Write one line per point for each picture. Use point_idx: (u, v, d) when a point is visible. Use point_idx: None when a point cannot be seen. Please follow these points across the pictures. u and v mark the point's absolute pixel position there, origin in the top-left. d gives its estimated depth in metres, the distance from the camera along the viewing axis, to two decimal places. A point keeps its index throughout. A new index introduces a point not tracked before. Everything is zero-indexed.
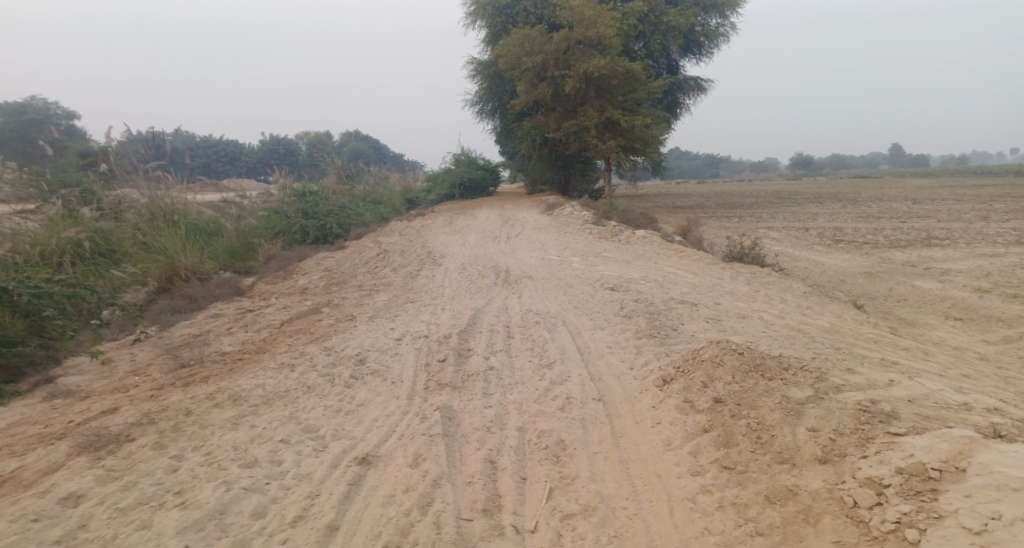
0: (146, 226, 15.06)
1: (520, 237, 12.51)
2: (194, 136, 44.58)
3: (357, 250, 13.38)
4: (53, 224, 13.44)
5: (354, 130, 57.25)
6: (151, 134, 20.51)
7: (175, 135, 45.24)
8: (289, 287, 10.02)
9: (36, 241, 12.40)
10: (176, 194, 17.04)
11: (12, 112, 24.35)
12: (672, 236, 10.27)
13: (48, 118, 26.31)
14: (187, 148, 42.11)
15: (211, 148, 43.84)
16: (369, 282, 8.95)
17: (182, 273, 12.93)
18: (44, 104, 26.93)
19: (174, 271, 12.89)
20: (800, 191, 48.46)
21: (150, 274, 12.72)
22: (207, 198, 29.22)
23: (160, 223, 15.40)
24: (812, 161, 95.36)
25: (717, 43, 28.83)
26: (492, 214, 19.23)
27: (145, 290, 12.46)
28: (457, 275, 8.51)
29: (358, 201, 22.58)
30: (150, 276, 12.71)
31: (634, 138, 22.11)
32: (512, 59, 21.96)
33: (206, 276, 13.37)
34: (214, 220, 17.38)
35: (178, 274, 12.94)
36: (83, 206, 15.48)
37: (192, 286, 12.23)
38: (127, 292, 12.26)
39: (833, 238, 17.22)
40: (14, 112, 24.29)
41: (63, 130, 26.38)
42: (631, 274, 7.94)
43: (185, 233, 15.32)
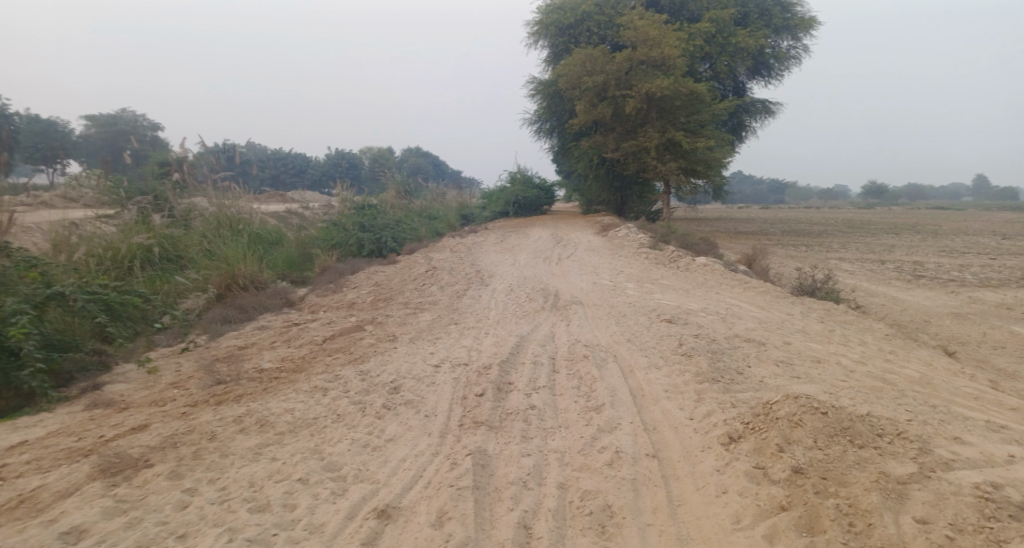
0: (212, 234, 15.80)
1: (572, 259, 12.14)
2: (268, 149, 47.21)
3: (408, 265, 13.42)
4: (129, 230, 14.32)
5: (415, 147, 58.89)
6: (226, 147, 21.78)
7: (251, 149, 48.11)
8: (338, 301, 10.08)
9: (112, 246, 13.22)
10: (242, 204, 17.88)
11: (106, 124, 27.01)
12: (736, 264, 9.61)
13: (138, 129, 28.48)
14: (260, 161, 44.56)
15: (281, 161, 46.20)
16: (415, 301, 8.83)
17: (240, 281, 13.36)
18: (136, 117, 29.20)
19: (234, 279, 13.29)
20: (875, 219, 45.55)
21: (210, 281, 13.25)
22: (274, 208, 30.70)
23: (226, 231, 16.12)
24: (888, 189, 89.82)
25: (789, 64, 27.64)
26: (545, 233, 18.97)
27: (205, 296, 12.98)
28: (505, 296, 8.23)
29: (413, 216, 22.93)
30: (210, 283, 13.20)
31: (696, 161, 21.35)
32: (573, 78, 21.83)
33: (262, 285, 13.68)
34: (275, 231, 18.04)
35: (236, 282, 13.32)
36: (159, 213, 16.51)
37: (249, 294, 12.63)
38: (187, 298, 12.87)
39: (915, 273, 15.82)
40: (108, 123, 26.96)
41: (151, 141, 28.57)
42: (690, 305, 7.40)
43: (248, 242, 15.96)
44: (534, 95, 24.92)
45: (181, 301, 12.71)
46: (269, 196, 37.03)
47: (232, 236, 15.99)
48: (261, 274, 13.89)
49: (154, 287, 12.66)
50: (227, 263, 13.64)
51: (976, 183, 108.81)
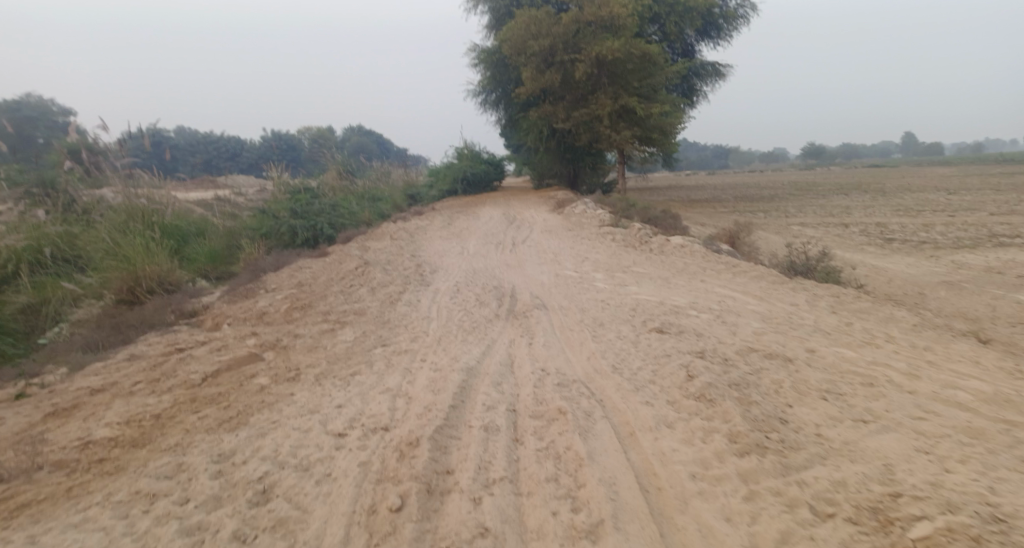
0: (119, 226, 13.35)
1: (529, 243, 10.60)
2: (195, 132, 43.23)
3: (341, 259, 11.58)
4: (12, 228, 12.01)
5: (357, 124, 55.51)
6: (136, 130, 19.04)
7: (175, 132, 43.96)
8: (248, 311, 8.17)
9: None
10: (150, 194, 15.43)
11: (5, 107, 24.01)
12: (716, 242, 8.34)
13: (42, 113, 25.07)
14: (185, 145, 40.73)
15: (211, 144, 42.36)
16: (340, 310, 7.09)
17: (147, 285, 10.90)
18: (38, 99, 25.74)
19: (137, 282, 10.83)
20: (819, 181, 46.35)
21: (108, 286, 10.76)
22: (199, 197, 27.69)
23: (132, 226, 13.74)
24: (824, 153, 92.84)
25: (738, 24, 26.67)
26: (496, 212, 17.38)
27: (101, 305, 10.55)
28: (449, 300, 6.62)
29: (353, 199, 20.78)
30: (109, 289, 10.72)
31: (651, 128, 20.15)
32: (517, 42, 19.95)
33: (174, 286, 11.38)
34: (191, 222, 15.67)
35: (141, 285, 10.87)
36: (44, 210, 13.91)
37: (148, 302, 10.50)
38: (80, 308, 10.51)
39: (882, 237, 15.20)
40: (7, 107, 24.01)
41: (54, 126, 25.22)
42: (678, 303, 6.04)
43: (158, 238, 13.70)
44: (477, 61, 22.90)
45: (71, 311, 10.34)
46: (196, 183, 33.70)
47: (146, 230, 13.57)
48: (173, 273, 11.57)
49: (38, 294, 10.42)
50: (130, 261, 11.10)
51: (903, 141, 114.11)
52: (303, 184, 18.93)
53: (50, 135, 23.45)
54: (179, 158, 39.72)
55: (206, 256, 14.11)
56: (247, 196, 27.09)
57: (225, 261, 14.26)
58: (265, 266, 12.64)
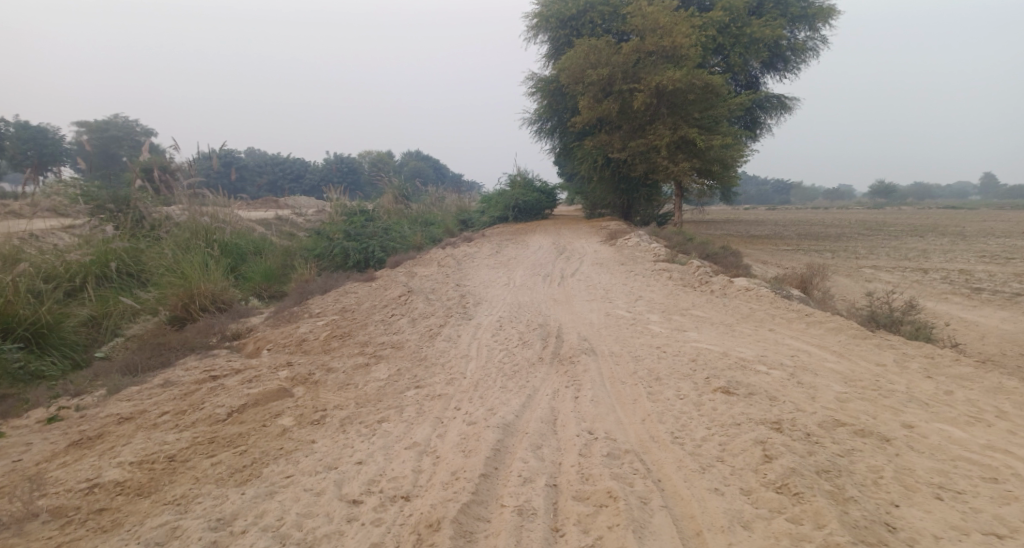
0: (179, 246, 13.92)
1: (578, 277, 10.13)
2: (265, 155, 45.66)
3: (387, 284, 11.48)
4: (85, 242, 12.65)
5: (416, 150, 57.21)
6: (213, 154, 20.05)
7: (247, 155, 46.63)
8: (288, 338, 8.08)
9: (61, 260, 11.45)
10: (215, 213, 16.03)
11: (100, 128, 26.03)
12: (786, 286, 7.59)
13: (130, 135, 26.96)
14: (256, 166, 43.06)
15: (279, 166, 44.52)
16: (378, 342, 6.85)
17: (200, 303, 11.12)
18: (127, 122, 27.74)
19: (192, 299, 11.06)
20: (891, 221, 43.59)
21: (165, 303, 11.06)
22: (262, 216, 28.90)
23: (196, 244, 14.26)
24: (895, 190, 87.86)
25: (806, 56, 25.65)
26: (546, 242, 17.02)
27: (155, 321, 10.81)
28: (490, 338, 6.23)
29: (406, 222, 21.00)
30: (166, 305, 11.00)
31: (711, 160, 19.41)
32: (575, 72, 19.84)
33: (227, 305, 11.60)
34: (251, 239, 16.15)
35: (194, 303, 11.09)
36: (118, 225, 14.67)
37: (199, 320, 10.70)
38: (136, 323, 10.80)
39: (971, 286, 13.75)
40: (102, 128, 26.02)
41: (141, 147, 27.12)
42: (744, 356, 5.40)
43: (217, 257, 14.16)
44: (534, 90, 22.96)
45: (129, 326, 10.68)
46: (262, 202, 35.34)
47: (205, 250, 14.10)
48: (226, 291, 11.80)
49: (101, 308, 10.84)
50: (186, 279, 11.41)
51: (984, 179, 106.62)
52: (359, 206, 19.30)
53: (136, 154, 25.16)
54: (248, 179, 41.91)
55: (261, 275, 14.42)
56: (306, 216, 28.01)
57: (279, 279, 14.54)
58: (313, 289, 12.73)
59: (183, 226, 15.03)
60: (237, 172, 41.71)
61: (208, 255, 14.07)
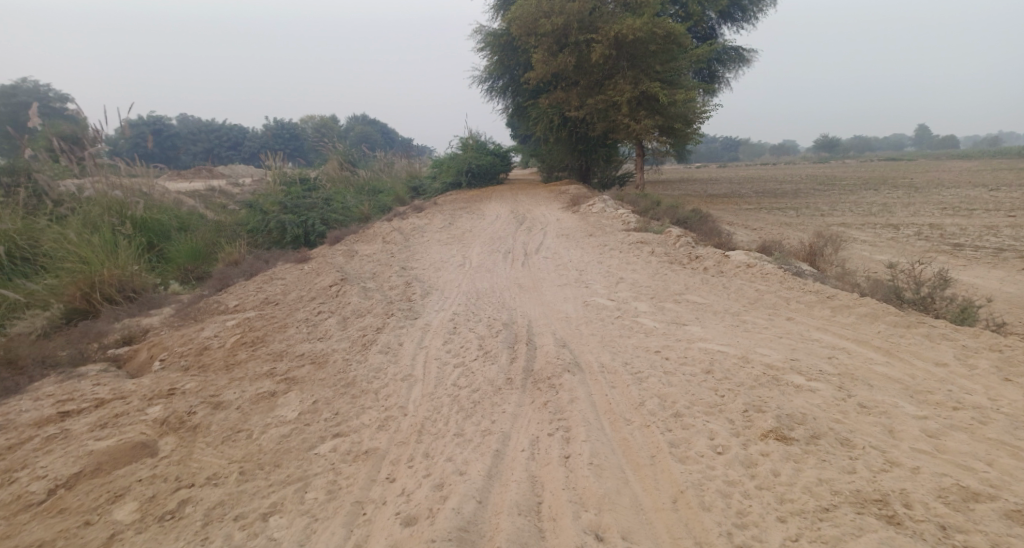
0: (78, 223, 11.58)
1: (544, 253, 8.72)
2: (195, 121, 41.49)
3: (320, 268, 9.76)
4: None
5: (361, 113, 53.68)
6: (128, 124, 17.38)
7: (178, 121, 42.44)
8: (185, 346, 6.33)
9: None
10: (124, 186, 13.73)
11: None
12: (793, 261, 6.40)
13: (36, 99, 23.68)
14: (186, 133, 39.18)
15: (212, 132, 40.55)
16: (295, 355, 5.27)
17: (106, 292, 9.14)
18: (34, 85, 24.18)
19: (95, 288, 9.05)
20: (841, 175, 44.04)
21: (58, 292, 8.88)
22: (189, 187, 25.93)
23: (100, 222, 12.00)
24: (837, 147, 90.16)
25: (765, 6, 24.49)
26: (503, 210, 15.51)
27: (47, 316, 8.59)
28: (441, 347, 4.80)
29: (350, 193, 18.97)
30: (60, 296, 8.85)
31: (674, 117, 18.15)
32: (527, 20, 17.92)
33: (138, 293, 9.60)
34: (172, 212, 13.95)
35: (99, 293, 9.08)
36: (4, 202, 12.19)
37: (92, 318, 8.75)
38: (20, 319, 8.53)
39: (945, 242, 13.15)
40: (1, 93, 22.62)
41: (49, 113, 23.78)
42: (771, 362, 4.16)
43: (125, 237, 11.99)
44: (483, 45, 20.87)
45: (11, 322, 8.42)
46: (192, 172, 32.06)
47: (113, 227, 11.89)
48: (138, 276, 9.82)
49: None
50: (85, 262, 9.35)
51: (918, 134, 111.09)
52: (296, 175, 17.17)
53: (42, 119, 21.92)
54: (178, 148, 38.15)
55: (187, 253, 12.33)
56: (241, 186, 25.37)
57: (207, 258, 12.59)
58: (236, 275, 10.84)
59: (85, 203, 12.70)
60: (163, 139, 37.80)
61: (117, 233, 11.88)
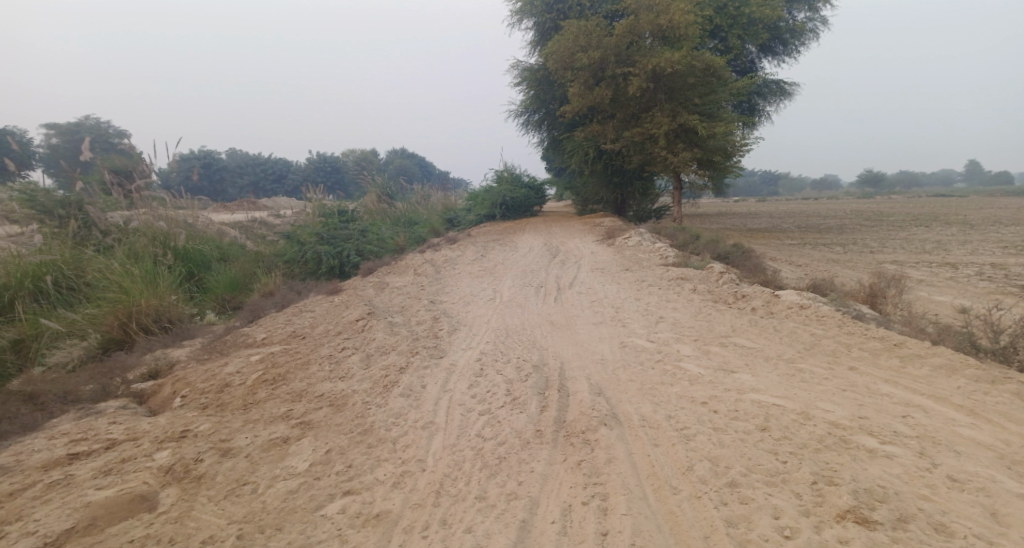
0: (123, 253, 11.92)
1: (579, 289, 8.36)
2: (245, 155, 43.37)
3: (350, 300, 9.66)
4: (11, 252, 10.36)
5: (401, 148, 55.19)
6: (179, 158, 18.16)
7: (229, 156, 44.47)
8: (208, 382, 6.21)
9: None
10: (171, 216, 14.17)
11: (68, 131, 24.17)
12: (852, 302, 5.85)
13: (101, 135, 25.22)
14: (235, 166, 40.92)
15: (260, 166, 42.22)
16: (315, 396, 5.04)
17: (143, 322, 9.23)
18: (99, 123, 25.77)
19: (134, 317, 9.16)
20: (890, 210, 42.24)
21: (96, 322, 9.02)
22: (234, 218, 26.82)
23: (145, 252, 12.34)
24: (883, 179, 87.20)
25: (806, 39, 24.08)
26: (537, 243, 15.27)
27: (85, 345, 8.73)
28: (466, 392, 4.46)
29: (386, 224, 19.15)
30: (99, 325, 8.99)
31: (712, 149, 17.73)
32: (564, 56, 18.03)
33: (175, 322, 9.68)
34: (214, 241, 14.26)
35: (136, 322, 9.18)
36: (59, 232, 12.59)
37: (127, 348, 8.81)
38: (60, 348, 8.67)
39: (1016, 282, 12.12)
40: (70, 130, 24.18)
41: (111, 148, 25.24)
42: (836, 420, 3.66)
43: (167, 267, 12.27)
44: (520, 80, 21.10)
45: (51, 351, 8.59)
46: (238, 203, 33.28)
47: (156, 257, 12.20)
48: (175, 307, 9.92)
49: (28, 328, 8.88)
50: (125, 292, 9.51)
51: (969, 166, 106.74)
52: (334, 207, 17.44)
53: (102, 152, 23.14)
54: (227, 181, 39.80)
55: (225, 284, 12.49)
56: (283, 217, 26.08)
57: (244, 288, 12.74)
58: (269, 305, 10.86)
59: (134, 233, 13.14)
60: (214, 173, 39.57)
61: (160, 264, 12.16)
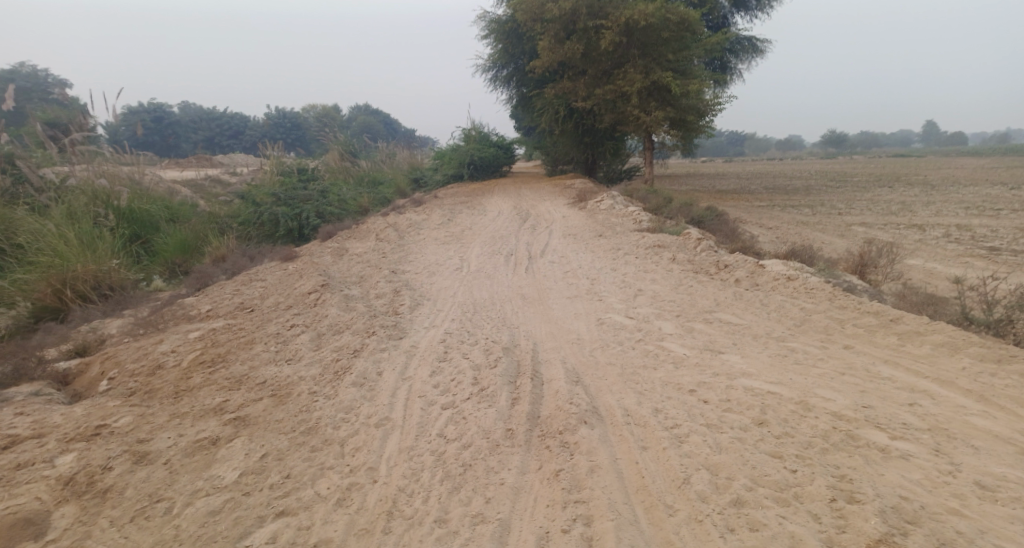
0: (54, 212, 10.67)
1: (551, 256, 7.87)
2: (197, 109, 40.62)
3: (305, 268, 8.93)
4: None
5: (364, 103, 52.66)
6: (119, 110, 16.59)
7: (180, 109, 41.62)
8: (138, 362, 5.49)
9: None
10: (109, 173, 12.92)
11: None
12: (840, 273, 5.53)
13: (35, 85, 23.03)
14: (187, 121, 38.31)
15: (214, 120, 39.62)
16: (255, 383, 4.40)
17: (80, 289, 8.31)
18: (33, 71, 23.49)
19: (69, 283, 8.24)
20: (854, 171, 42.86)
21: (24, 290, 8.08)
22: (186, 176, 25.13)
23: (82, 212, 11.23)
24: (845, 141, 88.50)
25: None
26: (506, 205, 14.65)
27: (15, 315, 7.85)
28: (427, 380, 3.95)
29: (348, 184, 18.12)
30: (28, 293, 8.05)
31: (686, 108, 17.19)
32: (533, 6, 16.95)
33: (117, 289, 8.79)
34: (162, 199, 13.03)
35: (72, 289, 8.27)
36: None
37: (59, 320, 7.95)
38: None
39: (980, 245, 12.20)
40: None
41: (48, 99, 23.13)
42: (838, 410, 3.31)
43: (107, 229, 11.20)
44: (487, 32, 19.89)
45: None
46: (190, 160, 31.18)
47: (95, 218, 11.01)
48: (117, 272, 9.02)
49: None
50: (58, 256, 8.52)
51: (926, 129, 109.52)
52: (292, 165, 16.29)
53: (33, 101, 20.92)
54: (179, 137, 37.39)
55: (175, 246, 11.41)
56: (238, 175, 24.54)
57: (197, 252, 11.71)
58: (219, 273, 10.01)
59: (70, 190, 11.95)
60: (164, 128, 36.93)
61: (99, 226, 11.05)
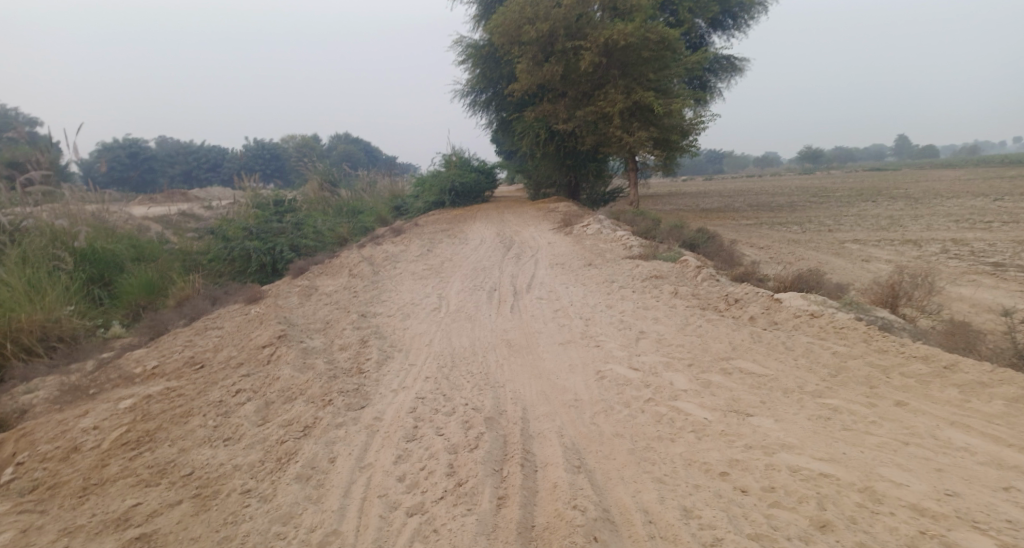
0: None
1: (538, 292, 7.13)
2: (175, 143, 39.68)
3: (268, 311, 8.06)
4: None
5: (345, 132, 52.26)
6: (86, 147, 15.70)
7: (158, 143, 40.63)
8: (50, 435, 4.54)
9: None
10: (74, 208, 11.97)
11: None
12: (870, 307, 4.88)
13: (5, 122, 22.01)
14: (163, 155, 37.29)
15: (192, 153, 38.61)
16: (179, 476, 3.48)
17: (24, 342, 7.33)
18: (2, 109, 22.50)
19: (17, 336, 7.30)
20: (835, 186, 43.14)
21: None
22: (157, 211, 24.05)
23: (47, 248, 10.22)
24: (821, 156, 90.14)
25: (755, 13, 23.46)
26: (489, 233, 13.96)
27: None
28: (391, 473, 3.13)
29: (325, 215, 17.29)
30: None
31: (669, 128, 16.80)
32: (510, 29, 16.58)
33: (71, 341, 7.88)
34: (126, 234, 12.05)
35: (20, 343, 7.32)
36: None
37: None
38: None
39: (982, 260, 11.73)
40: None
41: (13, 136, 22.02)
42: (918, 502, 2.56)
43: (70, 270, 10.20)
44: (464, 57, 19.46)
45: None
46: (165, 194, 30.10)
47: (52, 261, 9.99)
48: (68, 322, 8.07)
49: None
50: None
51: (895, 143, 112.47)
52: (270, 195, 15.44)
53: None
54: (154, 172, 36.33)
55: (139, 286, 10.34)
56: (212, 208, 23.53)
57: (165, 291, 10.64)
58: (180, 317, 9.05)
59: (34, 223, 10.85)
60: (141, 163, 35.94)
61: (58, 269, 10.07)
